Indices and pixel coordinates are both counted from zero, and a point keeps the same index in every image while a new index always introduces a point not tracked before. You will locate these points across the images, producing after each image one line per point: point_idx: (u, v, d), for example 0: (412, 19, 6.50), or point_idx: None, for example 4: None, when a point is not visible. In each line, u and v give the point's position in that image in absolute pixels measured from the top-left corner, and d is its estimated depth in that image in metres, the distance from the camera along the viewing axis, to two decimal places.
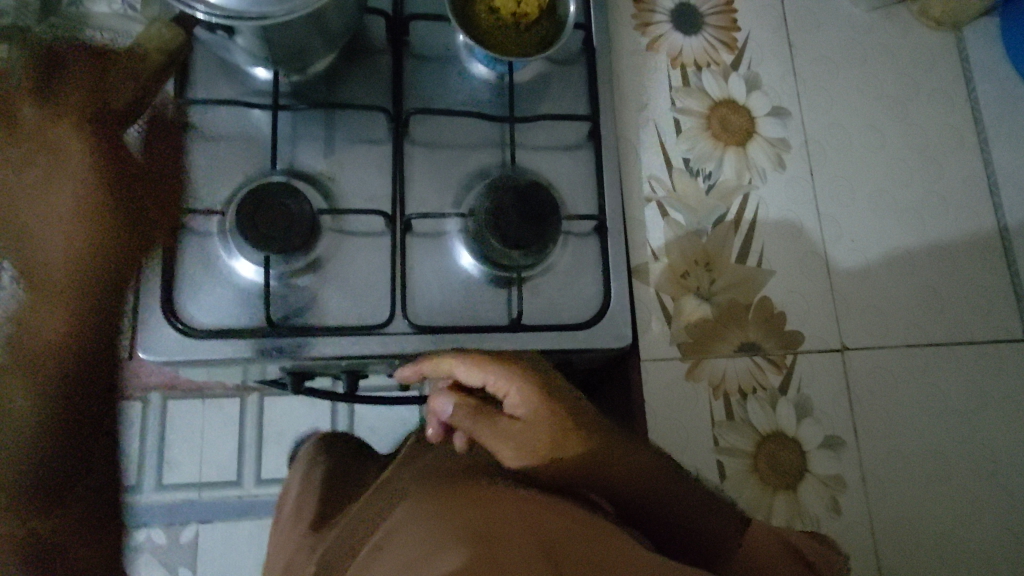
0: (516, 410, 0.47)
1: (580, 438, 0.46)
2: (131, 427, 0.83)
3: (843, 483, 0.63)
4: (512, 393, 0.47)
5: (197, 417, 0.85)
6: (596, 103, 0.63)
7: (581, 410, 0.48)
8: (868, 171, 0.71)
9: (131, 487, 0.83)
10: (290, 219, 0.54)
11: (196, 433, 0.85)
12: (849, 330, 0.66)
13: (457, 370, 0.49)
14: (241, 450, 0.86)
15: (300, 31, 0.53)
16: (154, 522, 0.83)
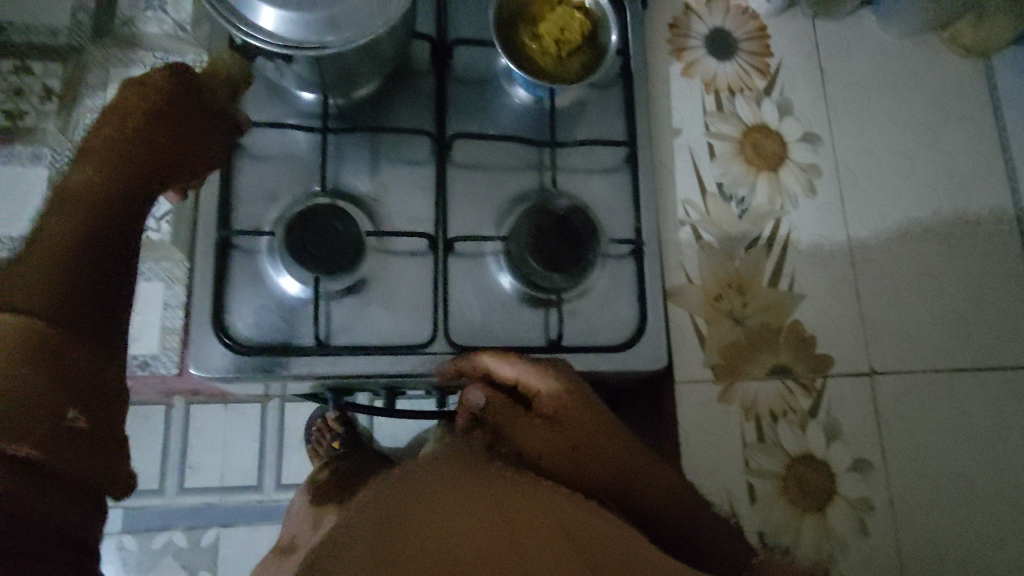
0: (545, 407, 0.50)
1: (605, 443, 0.48)
2: (152, 430, 0.80)
3: (871, 506, 0.63)
4: (542, 388, 0.51)
5: (220, 420, 0.81)
6: (634, 128, 0.65)
7: (607, 420, 0.50)
8: (897, 197, 0.72)
9: (153, 489, 0.80)
10: (338, 241, 0.56)
11: (219, 438, 0.81)
12: (878, 354, 0.67)
13: (493, 367, 0.54)
14: (263, 456, 0.83)
15: (353, 59, 0.54)
16: (176, 522, 0.81)
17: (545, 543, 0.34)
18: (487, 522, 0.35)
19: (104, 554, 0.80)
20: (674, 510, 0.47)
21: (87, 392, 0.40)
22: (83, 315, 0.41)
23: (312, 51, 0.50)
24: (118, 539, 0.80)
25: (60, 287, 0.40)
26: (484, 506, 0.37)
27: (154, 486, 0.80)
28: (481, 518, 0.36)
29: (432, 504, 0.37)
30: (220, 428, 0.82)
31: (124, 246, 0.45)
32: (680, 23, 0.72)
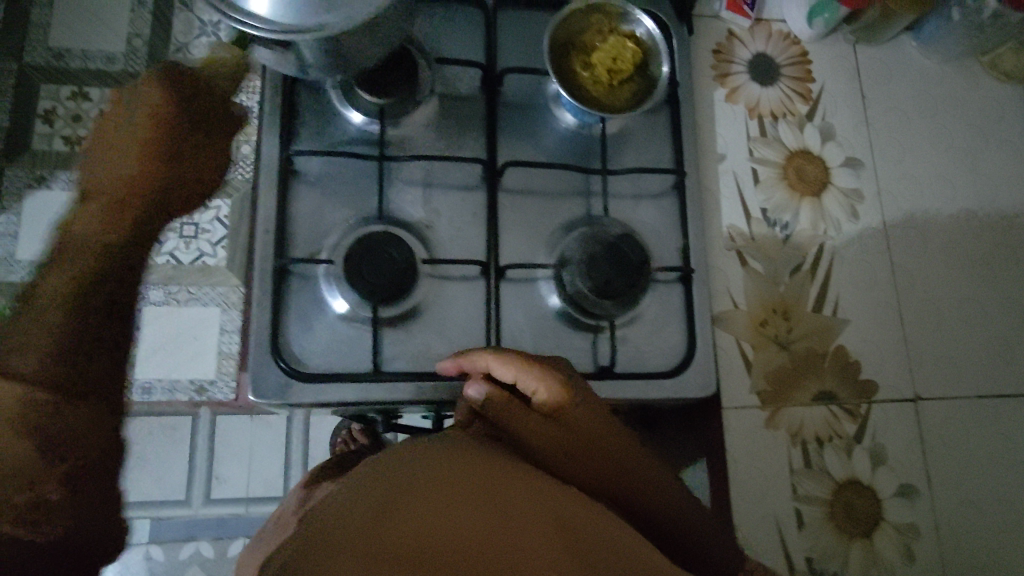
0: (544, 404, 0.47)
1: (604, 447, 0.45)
2: (186, 442, 0.80)
3: (916, 531, 0.64)
4: (541, 388, 0.47)
5: (245, 432, 0.81)
6: (682, 155, 0.65)
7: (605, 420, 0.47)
8: (940, 221, 0.72)
9: (180, 501, 0.79)
10: (394, 268, 0.57)
11: (245, 450, 0.81)
12: (922, 379, 0.67)
13: (492, 365, 0.50)
14: (287, 470, 0.81)
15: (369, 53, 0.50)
16: (169, 536, 0.79)
17: (541, 544, 0.31)
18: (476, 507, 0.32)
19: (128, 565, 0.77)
20: (669, 517, 0.46)
21: (76, 386, 0.41)
22: (99, 380, 0.42)
23: (313, 34, 0.45)
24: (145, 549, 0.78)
25: (62, 340, 0.42)
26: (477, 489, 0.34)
27: (180, 498, 0.79)
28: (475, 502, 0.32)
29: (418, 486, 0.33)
30: (246, 440, 0.81)
31: (109, 301, 0.46)
32: (724, 48, 0.72)
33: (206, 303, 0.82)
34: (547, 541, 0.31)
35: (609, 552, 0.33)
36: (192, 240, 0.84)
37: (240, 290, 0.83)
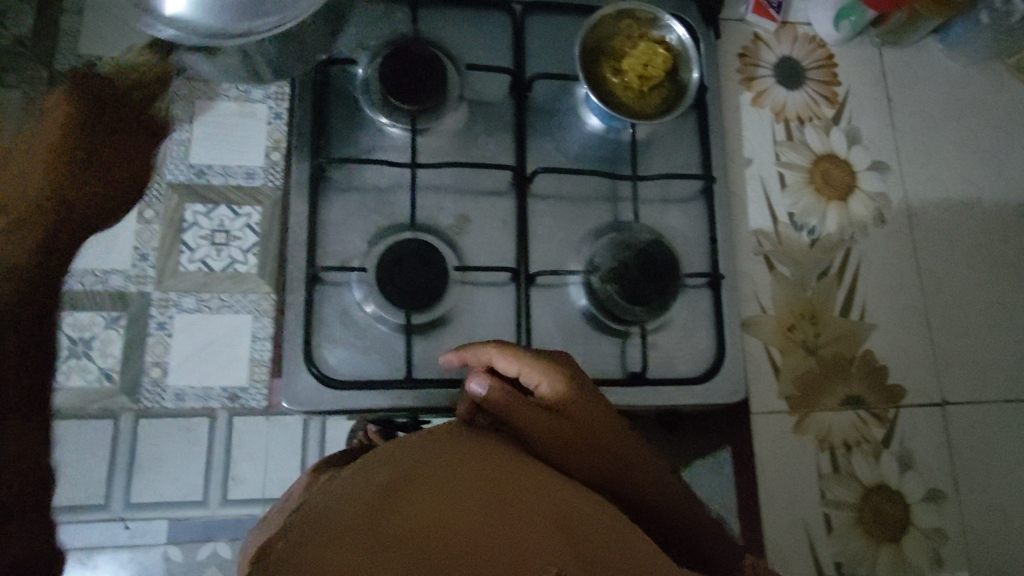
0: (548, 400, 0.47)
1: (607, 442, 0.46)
2: (187, 441, 0.61)
3: (945, 536, 0.64)
4: (545, 383, 0.47)
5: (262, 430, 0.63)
6: (709, 160, 0.65)
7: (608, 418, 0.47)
8: (967, 225, 0.71)
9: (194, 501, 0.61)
10: (427, 277, 0.57)
11: (261, 450, 0.63)
12: (949, 384, 0.67)
13: (496, 360, 0.49)
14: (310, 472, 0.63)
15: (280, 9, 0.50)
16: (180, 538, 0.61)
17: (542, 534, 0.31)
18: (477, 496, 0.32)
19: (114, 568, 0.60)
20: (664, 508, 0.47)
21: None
22: None
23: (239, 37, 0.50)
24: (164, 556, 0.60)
25: None
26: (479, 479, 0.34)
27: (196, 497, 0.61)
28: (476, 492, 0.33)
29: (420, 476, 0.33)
30: (263, 437, 0.63)
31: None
32: (750, 51, 0.72)
33: (239, 310, 0.63)
34: (546, 536, 0.30)
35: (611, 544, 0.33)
36: (224, 246, 0.64)
37: (275, 297, 0.64)
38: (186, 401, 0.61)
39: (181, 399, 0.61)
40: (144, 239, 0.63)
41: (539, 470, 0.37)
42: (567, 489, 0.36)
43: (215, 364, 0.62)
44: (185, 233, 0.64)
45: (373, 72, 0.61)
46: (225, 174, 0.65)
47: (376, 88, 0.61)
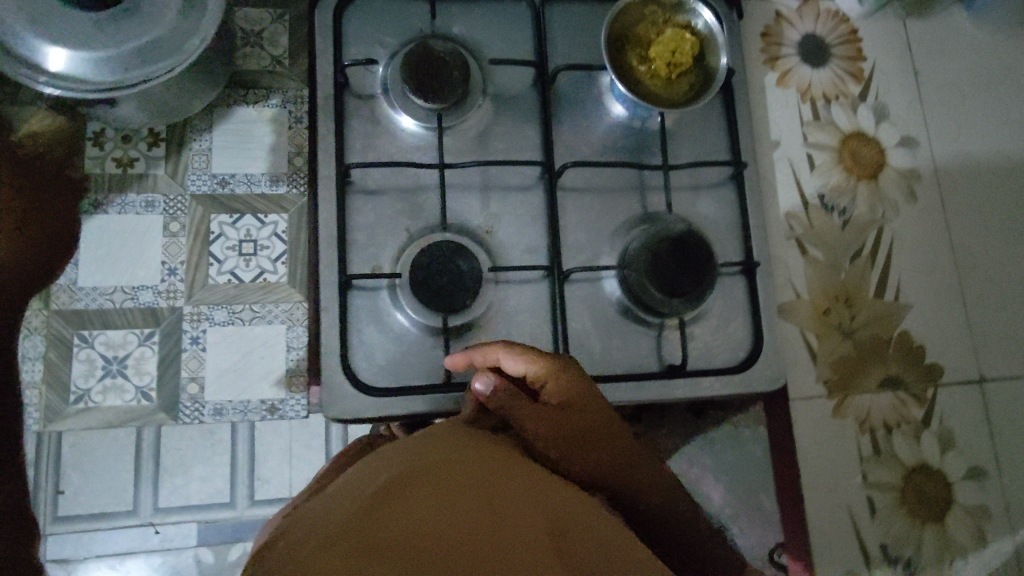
0: (553, 396, 0.48)
1: (602, 447, 0.48)
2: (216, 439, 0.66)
3: (988, 513, 0.64)
4: (550, 381, 0.49)
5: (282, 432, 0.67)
6: (738, 145, 0.64)
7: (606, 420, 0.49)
8: (1000, 197, 0.70)
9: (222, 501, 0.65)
10: (460, 278, 0.56)
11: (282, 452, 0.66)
12: (986, 360, 0.67)
13: (502, 358, 0.50)
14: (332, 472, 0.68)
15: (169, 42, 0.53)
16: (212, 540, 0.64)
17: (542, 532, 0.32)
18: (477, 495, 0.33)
19: None
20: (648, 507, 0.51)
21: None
22: None
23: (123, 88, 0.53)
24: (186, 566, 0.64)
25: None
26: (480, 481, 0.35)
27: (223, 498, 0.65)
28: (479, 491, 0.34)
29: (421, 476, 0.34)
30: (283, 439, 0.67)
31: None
32: (772, 31, 0.71)
33: (272, 320, 0.68)
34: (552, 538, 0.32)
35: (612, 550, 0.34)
36: (252, 257, 0.69)
37: (306, 306, 0.69)
38: (225, 415, 0.66)
39: (220, 412, 0.66)
40: (173, 254, 0.68)
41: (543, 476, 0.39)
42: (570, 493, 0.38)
43: (254, 374, 0.67)
44: (212, 244, 0.68)
45: (393, 72, 0.60)
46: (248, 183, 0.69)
47: (397, 87, 0.59)
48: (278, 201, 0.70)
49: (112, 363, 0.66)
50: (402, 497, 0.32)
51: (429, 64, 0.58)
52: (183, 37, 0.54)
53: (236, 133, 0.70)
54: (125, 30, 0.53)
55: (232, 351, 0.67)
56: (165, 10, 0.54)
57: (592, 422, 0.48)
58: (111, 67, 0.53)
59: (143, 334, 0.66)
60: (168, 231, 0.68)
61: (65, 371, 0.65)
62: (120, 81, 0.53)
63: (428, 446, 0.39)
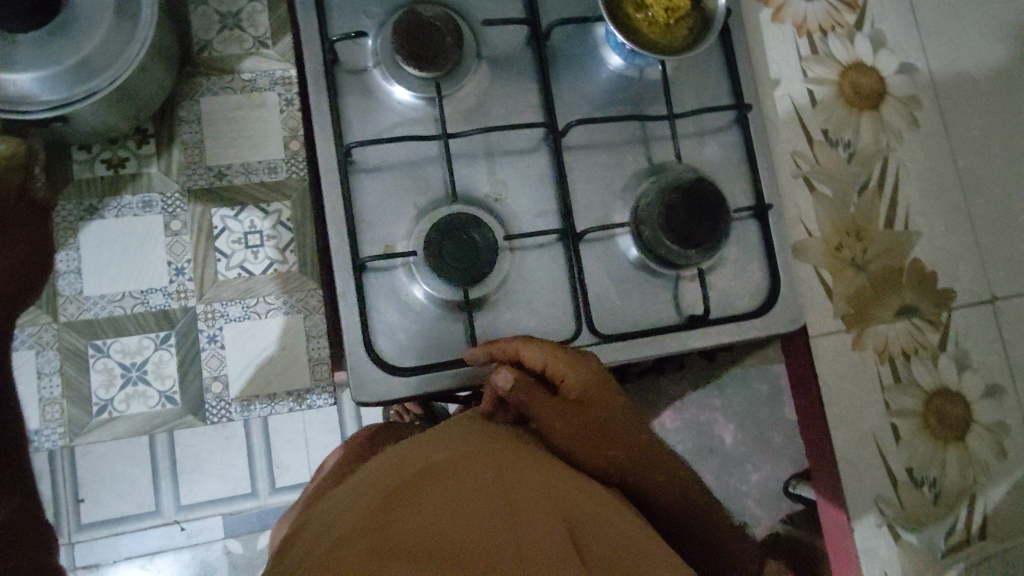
0: (574, 390, 0.51)
1: (619, 443, 0.51)
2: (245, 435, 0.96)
3: (1006, 428, 0.66)
4: (572, 375, 0.50)
5: (298, 421, 0.97)
6: (740, 86, 0.63)
7: (624, 416, 0.52)
8: (1001, 115, 0.69)
9: (250, 493, 0.96)
10: (476, 250, 0.55)
11: (301, 434, 0.97)
12: (997, 279, 0.67)
13: (522, 353, 0.52)
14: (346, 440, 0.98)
15: (113, 48, 0.75)
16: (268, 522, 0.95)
17: (545, 531, 0.41)
18: (488, 500, 0.43)
19: (210, 563, 0.94)
20: (663, 499, 0.54)
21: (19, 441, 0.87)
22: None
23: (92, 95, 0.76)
24: (224, 543, 0.95)
25: None
26: (495, 490, 0.44)
27: (248, 491, 0.96)
28: (489, 498, 0.43)
29: (441, 482, 0.44)
30: (299, 425, 0.97)
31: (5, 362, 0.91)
32: None
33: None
34: (551, 537, 0.41)
35: (605, 543, 0.42)
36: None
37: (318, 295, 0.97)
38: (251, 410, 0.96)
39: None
40: (178, 253, 0.95)
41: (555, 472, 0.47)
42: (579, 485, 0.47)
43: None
44: (218, 237, 0.95)
45: (384, 43, 0.58)
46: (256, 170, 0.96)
47: (389, 58, 0.57)
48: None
49: None
50: (427, 487, 0.44)
51: (419, 33, 0.55)
52: (115, 49, 0.75)
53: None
54: (69, 45, 0.73)
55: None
56: (93, 29, 0.73)
57: (609, 413, 0.51)
58: (65, 85, 0.75)
59: None
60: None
61: None
62: (72, 96, 0.75)
63: (448, 439, 0.49)
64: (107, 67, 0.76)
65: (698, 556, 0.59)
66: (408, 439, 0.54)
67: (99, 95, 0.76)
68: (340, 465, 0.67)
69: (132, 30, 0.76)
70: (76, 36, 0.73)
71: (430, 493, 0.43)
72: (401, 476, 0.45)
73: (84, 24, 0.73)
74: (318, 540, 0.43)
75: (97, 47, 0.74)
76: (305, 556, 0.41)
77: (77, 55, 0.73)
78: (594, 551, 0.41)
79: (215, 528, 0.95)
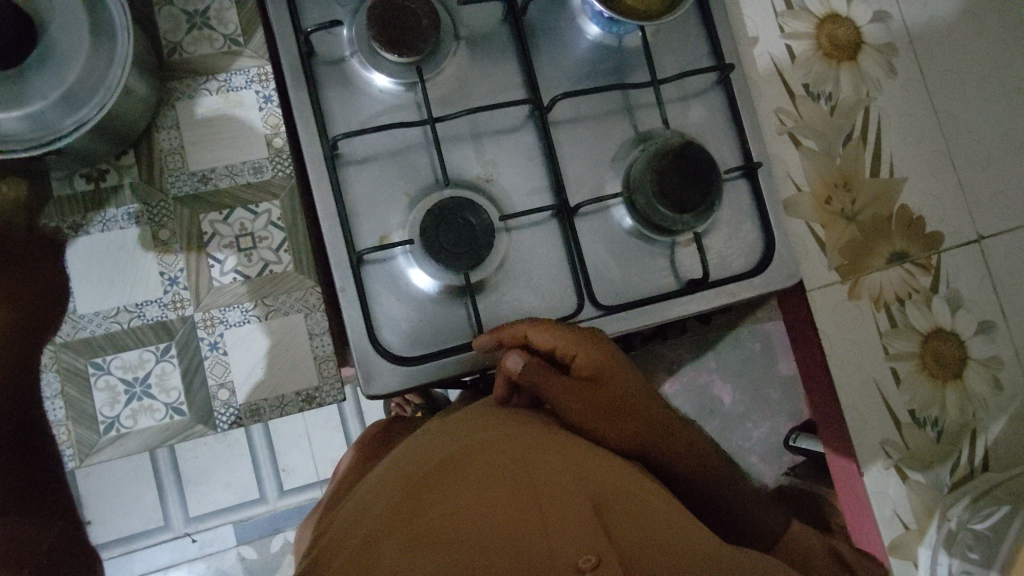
0: (584, 369, 0.50)
1: (635, 416, 0.52)
2: (252, 441, 1.03)
3: (1000, 362, 0.67)
4: (581, 355, 0.50)
5: (301, 422, 1.04)
6: (720, 47, 0.62)
7: (637, 389, 0.53)
8: (975, 55, 0.69)
9: (263, 495, 1.03)
10: (473, 233, 0.55)
11: (304, 434, 1.04)
12: (982, 218, 0.68)
13: (528, 335, 0.51)
14: (348, 439, 1.04)
15: (95, 74, 0.58)
16: (287, 517, 1.04)
17: (571, 510, 0.42)
18: (511, 486, 0.43)
19: (228, 567, 1.02)
20: (681, 467, 0.55)
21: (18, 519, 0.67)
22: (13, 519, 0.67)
23: (78, 129, 0.58)
24: (237, 551, 1.02)
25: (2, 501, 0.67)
26: (517, 474, 0.44)
27: (257, 497, 1.03)
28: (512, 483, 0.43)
29: (464, 471, 0.45)
30: (301, 426, 1.04)
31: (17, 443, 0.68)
32: None
33: (289, 313, 0.73)
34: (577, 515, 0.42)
35: (631, 516, 0.43)
36: (253, 250, 0.74)
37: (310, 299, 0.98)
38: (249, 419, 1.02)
39: (258, 412, 0.71)
40: (169, 263, 0.73)
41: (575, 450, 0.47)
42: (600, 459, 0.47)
43: (282, 371, 0.72)
44: (209, 244, 0.73)
45: (360, 30, 0.56)
46: None
47: (366, 45, 0.56)
48: (268, 186, 0.74)
49: (135, 385, 0.71)
50: (452, 477, 0.44)
51: (397, 16, 0.54)
52: (102, 73, 0.58)
53: (207, 121, 0.74)
54: (57, 71, 0.57)
55: (251, 352, 0.71)
56: (76, 52, 0.57)
57: (621, 387, 0.52)
58: (55, 119, 0.58)
59: (159, 351, 0.71)
60: (158, 240, 0.73)
61: (89, 403, 0.70)
62: (65, 130, 0.58)
63: (466, 428, 0.50)
64: (89, 95, 0.58)
65: (719, 524, 0.60)
66: (426, 430, 0.54)
67: (87, 126, 0.58)
68: (352, 468, 0.67)
69: (111, 45, 0.58)
70: (58, 66, 0.57)
71: (455, 482, 0.44)
72: (425, 467, 0.46)
73: (65, 49, 0.57)
74: (349, 536, 0.43)
75: (82, 75, 0.57)
76: (337, 550, 0.43)
77: (62, 83, 0.57)
78: (621, 526, 0.42)
79: (228, 536, 1.02)
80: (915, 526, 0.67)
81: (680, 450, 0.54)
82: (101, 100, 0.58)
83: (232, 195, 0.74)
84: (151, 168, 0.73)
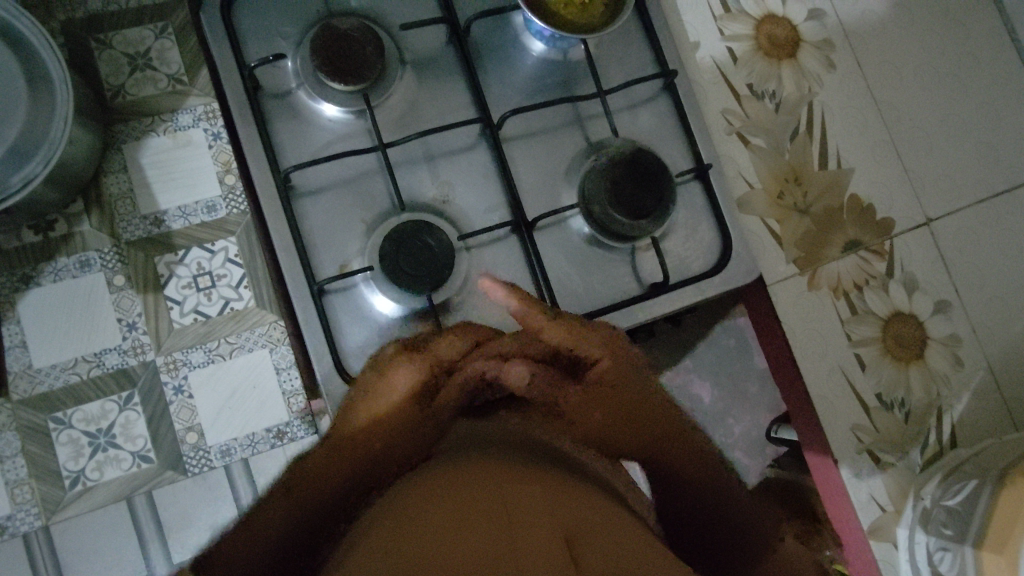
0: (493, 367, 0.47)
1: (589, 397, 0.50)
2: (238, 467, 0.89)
3: (958, 339, 0.69)
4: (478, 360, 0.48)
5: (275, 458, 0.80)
6: (663, 54, 0.63)
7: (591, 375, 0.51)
8: (905, 48, 0.71)
9: None
10: (432, 254, 0.55)
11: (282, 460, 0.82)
12: (929, 202, 0.70)
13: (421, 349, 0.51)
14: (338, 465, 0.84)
15: (40, 125, 0.58)
16: None
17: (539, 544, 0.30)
18: (477, 518, 0.31)
19: None
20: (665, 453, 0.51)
21: None
22: None
23: (29, 185, 0.58)
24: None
25: None
26: (479, 502, 0.33)
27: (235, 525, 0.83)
28: (473, 519, 0.31)
29: (420, 508, 0.33)
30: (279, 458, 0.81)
31: None
32: None
33: (253, 348, 0.77)
34: (549, 552, 0.30)
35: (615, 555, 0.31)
36: (212, 289, 0.77)
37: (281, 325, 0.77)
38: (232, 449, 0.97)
39: (229, 451, 0.76)
40: (126, 309, 0.76)
41: (553, 479, 0.37)
42: (582, 496, 0.36)
43: (249, 408, 0.76)
44: (167, 287, 0.76)
45: (303, 61, 0.56)
46: (170, 219, 0.76)
47: (310, 77, 0.56)
48: (223, 224, 0.77)
49: (99, 436, 0.76)
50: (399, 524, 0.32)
51: (339, 48, 0.55)
52: (45, 125, 0.58)
53: (158, 163, 0.76)
54: None
55: (216, 392, 0.76)
56: (15, 103, 0.57)
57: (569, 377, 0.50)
58: None
59: (122, 400, 0.76)
60: (115, 286, 0.76)
61: (54, 458, 0.75)
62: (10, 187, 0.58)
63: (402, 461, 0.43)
64: (33, 146, 0.58)
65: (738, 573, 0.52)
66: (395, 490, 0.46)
67: (37, 179, 0.58)
68: None
69: (50, 95, 0.59)
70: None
71: (404, 525, 0.32)
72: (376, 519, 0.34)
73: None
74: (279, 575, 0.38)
75: (24, 128, 0.57)
76: None
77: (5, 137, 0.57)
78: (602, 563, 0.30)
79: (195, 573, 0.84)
80: (892, 507, 0.68)
81: (636, 421, 0.51)
82: (49, 153, 0.58)
83: (186, 235, 0.77)
84: (102, 210, 0.75)
